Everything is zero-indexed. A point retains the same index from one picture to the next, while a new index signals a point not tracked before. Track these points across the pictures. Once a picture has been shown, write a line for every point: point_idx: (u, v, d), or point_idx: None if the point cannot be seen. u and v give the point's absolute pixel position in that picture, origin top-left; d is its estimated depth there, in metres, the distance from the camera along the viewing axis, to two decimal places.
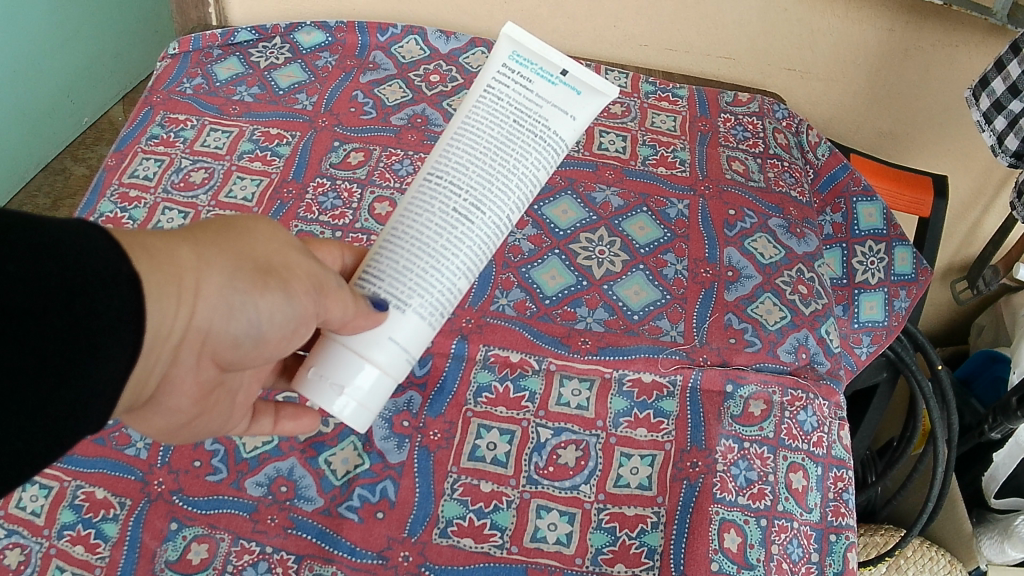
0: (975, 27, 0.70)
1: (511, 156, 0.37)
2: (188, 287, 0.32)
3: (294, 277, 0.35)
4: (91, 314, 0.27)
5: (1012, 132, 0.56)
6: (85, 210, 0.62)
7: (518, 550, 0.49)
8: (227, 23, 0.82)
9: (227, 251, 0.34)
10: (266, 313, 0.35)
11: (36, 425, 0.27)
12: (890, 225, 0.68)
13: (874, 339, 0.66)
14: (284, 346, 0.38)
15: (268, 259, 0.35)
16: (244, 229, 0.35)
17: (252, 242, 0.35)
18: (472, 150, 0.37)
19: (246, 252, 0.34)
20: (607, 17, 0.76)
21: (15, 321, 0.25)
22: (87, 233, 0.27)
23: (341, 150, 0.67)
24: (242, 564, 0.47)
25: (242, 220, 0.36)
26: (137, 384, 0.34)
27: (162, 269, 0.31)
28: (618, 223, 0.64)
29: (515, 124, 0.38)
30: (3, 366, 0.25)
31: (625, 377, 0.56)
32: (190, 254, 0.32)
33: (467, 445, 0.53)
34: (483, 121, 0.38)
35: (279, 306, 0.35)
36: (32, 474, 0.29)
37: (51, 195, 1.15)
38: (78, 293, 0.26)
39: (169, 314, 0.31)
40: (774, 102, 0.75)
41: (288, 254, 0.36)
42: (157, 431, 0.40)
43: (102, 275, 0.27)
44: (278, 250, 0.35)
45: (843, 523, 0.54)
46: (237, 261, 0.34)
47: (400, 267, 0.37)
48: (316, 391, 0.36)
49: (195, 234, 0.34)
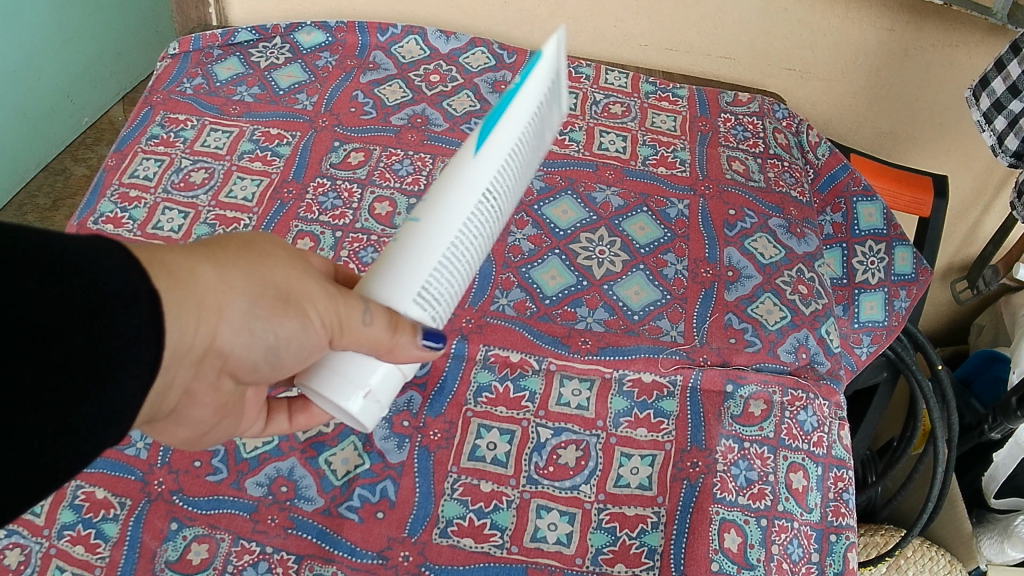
0: (975, 27, 0.70)
1: (524, 171, 0.40)
2: (209, 307, 0.32)
3: (312, 300, 0.36)
4: (111, 331, 0.27)
5: (1012, 132, 0.56)
6: (84, 210, 0.62)
7: (518, 550, 0.49)
8: (227, 23, 0.82)
9: (244, 271, 0.34)
10: (286, 334, 0.36)
11: (58, 442, 0.27)
12: (890, 225, 0.68)
13: (875, 339, 0.66)
14: (302, 363, 0.38)
15: (286, 280, 0.35)
16: (264, 249, 0.36)
17: (272, 263, 0.35)
18: (514, 172, 0.37)
19: (266, 274, 0.35)
20: (607, 17, 0.76)
21: (38, 339, 0.25)
22: (106, 252, 0.28)
23: (341, 150, 0.67)
24: (242, 564, 0.47)
25: (261, 241, 0.36)
26: (158, 398, 0.34)
27: (184, 289, 0.31)
28: (618, 223, 0.64)
29: (536, 143, 0.40)
30: (24, 381, 0.25)
31: (625, 376, 0.56)
32: (211, 274, 0.33)
33: (467, 444, 0.53)
34: (529, 141, 0.38)
35: (298, 328, 0.36)
36: (55, 489, 0.29)
37: (52, 195, 1.15)
38: (99, 311, 0.27)
39: (190, 331, 0.32)
40: (774, 102, 0.75)
41: (307, 276, 0.36)
42: (180, 441, 0.41)
43: (121, 292, 0.27)
44: (297, 273, 0.36)
45: (843, 523, 0.54)
46: (257, 282, 0.34)
47: (451, 284, 0.38)
48: (337, 391, 0.37)
49: (216, 252, 0.34)
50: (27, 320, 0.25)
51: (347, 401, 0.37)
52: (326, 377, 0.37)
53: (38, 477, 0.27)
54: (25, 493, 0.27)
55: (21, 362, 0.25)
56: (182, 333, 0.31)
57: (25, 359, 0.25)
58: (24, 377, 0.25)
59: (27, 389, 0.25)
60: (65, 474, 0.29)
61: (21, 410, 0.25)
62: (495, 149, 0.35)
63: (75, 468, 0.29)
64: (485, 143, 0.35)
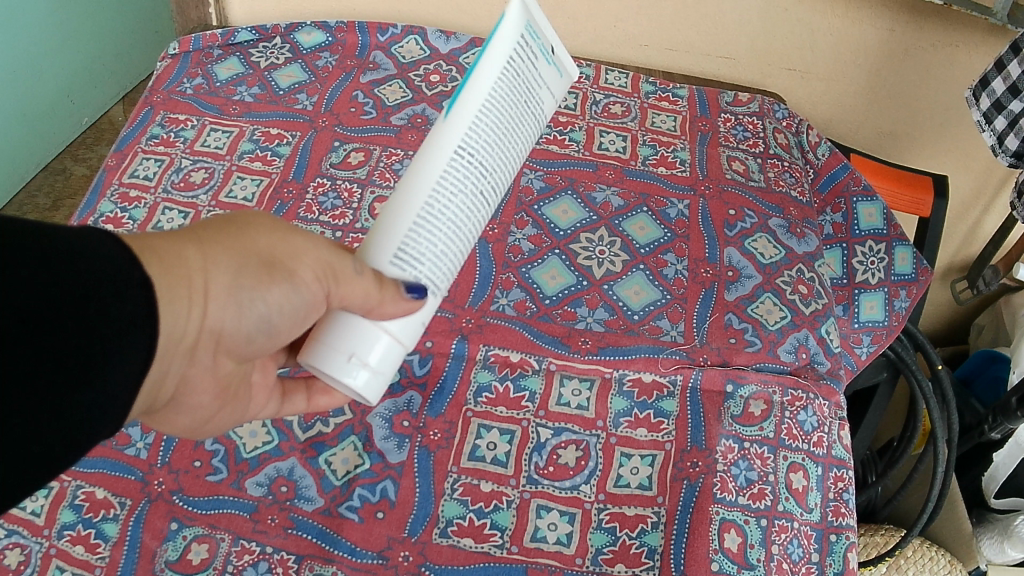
0: (975, 27, 0.70)
1: (517, 139, 0.38)
2: (197, 289, 0.33)
3: (298, 265, 0.35)
4: (104, 318, 0.27)
5: (1012, 131, 0.56)
6: (85, 210, 0.62)
7: (518, 550, 0.49)
8: (227, 24, 0.82)
9: (231, 248, 0.34)
10: (280, 304, 0.36)
11: (52, 431, 0.27)
12: (890, 225, 0.68)
13: (875, 339, 0.66)
14: (297, 330, 0.38)
15: (273, 253, 0.35)
16: (246, 224, 0.35)
17: (258, 236, 0.35)
18: (497, 133, 0.36)
19: (248, 246, 0.35)
20: (608, 17, 0.76)
21: (31, 325, 0.25)
22: (97, 241, 0.28)
23: (341, 150, 0.67)
24: (241, 564, 0.47)
25: (245, 216, 0.36)
26: (155, 387, 0.35)
27: (171, 273, 0.31)
28: (618, 223, 0.64)
29: (524, 107, 0.37)
30: (17, 367, 0.25)
31: (625, 376, 0.56)
32: (197, 256, 0.33)
33: (467, 444, 0.53)
34: (506, 100, 0.36)
35: (287, 294, 0.35)
36: (48, 481, 0.29)
37: (52, 195, 1.15)
38: (92, 299, 0.27)
39: (181, 317, 0.32)
40: (774, 102, 0.75)
41: (291, 242, 0.36)
42: (181, 429, 0.41)
43: (113, 280, 0.28)
44: (281, 240, 0.36)
45: (843, 523, 0.54)
46: (240, 255, 0.34)
47: (435, 251, 0.36)
48: (334, 365, 0.36)
49: (202, 232, 0.34)
50: (20, 307, 0.25)
51: (344, 375, 0.36)
52: (321, 355, 0.36)
53: (33, 468, 0.27)
54: (19, 484, 0.27)
55: (15, 349, 0.25)
56: (174, 317, 0.32)
57: (18, 345, 0.25)
58: (19, 364, 0.25)
59: (22, 376, 0.26)
60: (60, 467, 0.29)
61: (16, 396, 0.26)
62: (466, 102, 0.35)
63: (71, 460, 0.29)
64: (456, 99, 0.35)
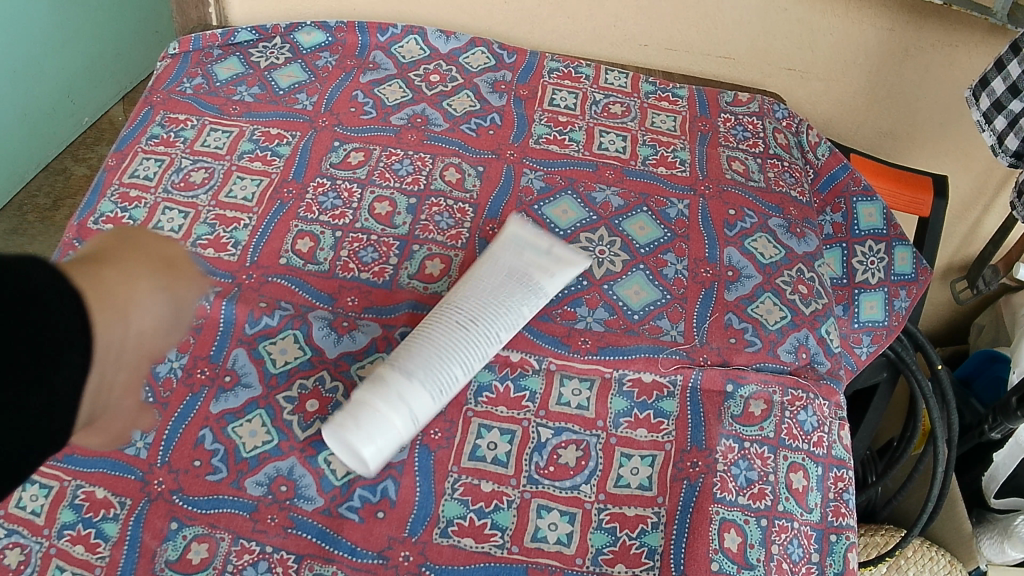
0: (975, 27, 0.70)
1: None
2: (116, 302, 0.33)
3: (185, 265, 0.38)
4: (47, 326, 0.29)
5: (1012, 132, 0.56)
6: (84, 210, 0.61)
7: (518, 550, 0.49)
8: (227, 23, 0.82)
9: (130, 260, 0.35)
10: (177, 302, 0.37)
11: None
12: (890, 225, 0.68)
13: (875, 339, 0.66)
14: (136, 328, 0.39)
15: (163, 257, 0.37)
16: (128, 240, 0.37)
17: (144, 244, 0.37)
18: None
19: (142, 254, 0.36)
20: (608, 16, 0.76)
21: None
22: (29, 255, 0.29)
23: (341, 150, 0.67)
24: (242, 564, 0.47)
25: (123, 234, 0.37)
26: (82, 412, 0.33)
27: (94, 288, 0.33)
28: (618, 223, 0.64)
29: None
30: None
31: (625, 377, 0.56)
32: (104, 273, 0.34)
33: (467, 444, 0.53)
34: None
35: (185, 293, 0.38)
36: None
37: (52, 195, 1.15)
38: (35, 306, 0.28)
39: (113, 331, 0.33)
40: (774, 102, 0.76)
41: (170, 248, 0.38)
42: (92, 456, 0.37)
43: (51, 288, 0.29)
44: (164, 246, 0.38)
45: (843, 523, 0.54)
46: (139, 263, 0.36)
47: None
48: None
49: (96, 256, 0.35)
50: None
51: None
52: None
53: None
54: None
55: None
56: (105, 334, 0.32)
57: None
58: None
59: None
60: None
61: None
62: None
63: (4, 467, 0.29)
64: None
